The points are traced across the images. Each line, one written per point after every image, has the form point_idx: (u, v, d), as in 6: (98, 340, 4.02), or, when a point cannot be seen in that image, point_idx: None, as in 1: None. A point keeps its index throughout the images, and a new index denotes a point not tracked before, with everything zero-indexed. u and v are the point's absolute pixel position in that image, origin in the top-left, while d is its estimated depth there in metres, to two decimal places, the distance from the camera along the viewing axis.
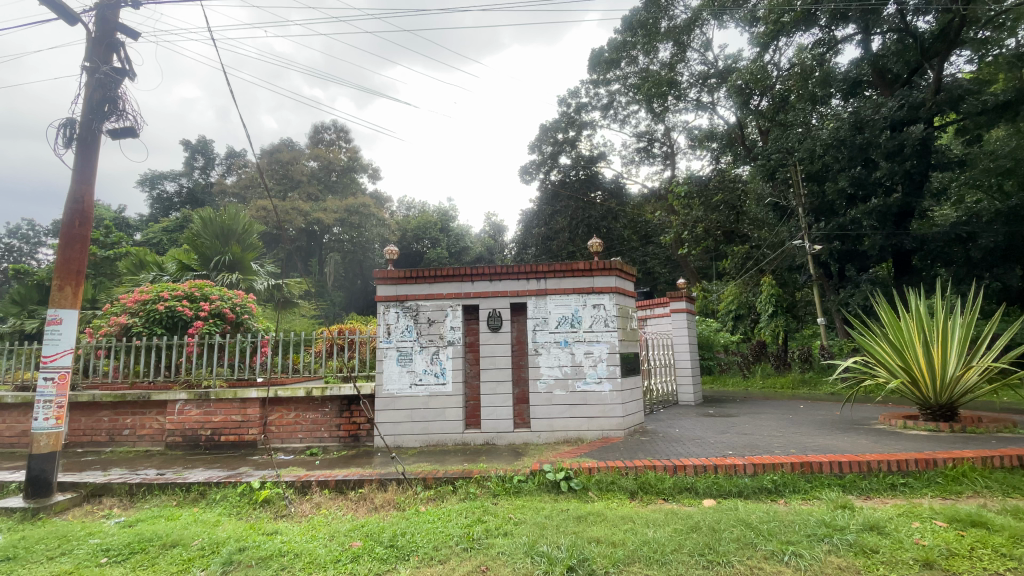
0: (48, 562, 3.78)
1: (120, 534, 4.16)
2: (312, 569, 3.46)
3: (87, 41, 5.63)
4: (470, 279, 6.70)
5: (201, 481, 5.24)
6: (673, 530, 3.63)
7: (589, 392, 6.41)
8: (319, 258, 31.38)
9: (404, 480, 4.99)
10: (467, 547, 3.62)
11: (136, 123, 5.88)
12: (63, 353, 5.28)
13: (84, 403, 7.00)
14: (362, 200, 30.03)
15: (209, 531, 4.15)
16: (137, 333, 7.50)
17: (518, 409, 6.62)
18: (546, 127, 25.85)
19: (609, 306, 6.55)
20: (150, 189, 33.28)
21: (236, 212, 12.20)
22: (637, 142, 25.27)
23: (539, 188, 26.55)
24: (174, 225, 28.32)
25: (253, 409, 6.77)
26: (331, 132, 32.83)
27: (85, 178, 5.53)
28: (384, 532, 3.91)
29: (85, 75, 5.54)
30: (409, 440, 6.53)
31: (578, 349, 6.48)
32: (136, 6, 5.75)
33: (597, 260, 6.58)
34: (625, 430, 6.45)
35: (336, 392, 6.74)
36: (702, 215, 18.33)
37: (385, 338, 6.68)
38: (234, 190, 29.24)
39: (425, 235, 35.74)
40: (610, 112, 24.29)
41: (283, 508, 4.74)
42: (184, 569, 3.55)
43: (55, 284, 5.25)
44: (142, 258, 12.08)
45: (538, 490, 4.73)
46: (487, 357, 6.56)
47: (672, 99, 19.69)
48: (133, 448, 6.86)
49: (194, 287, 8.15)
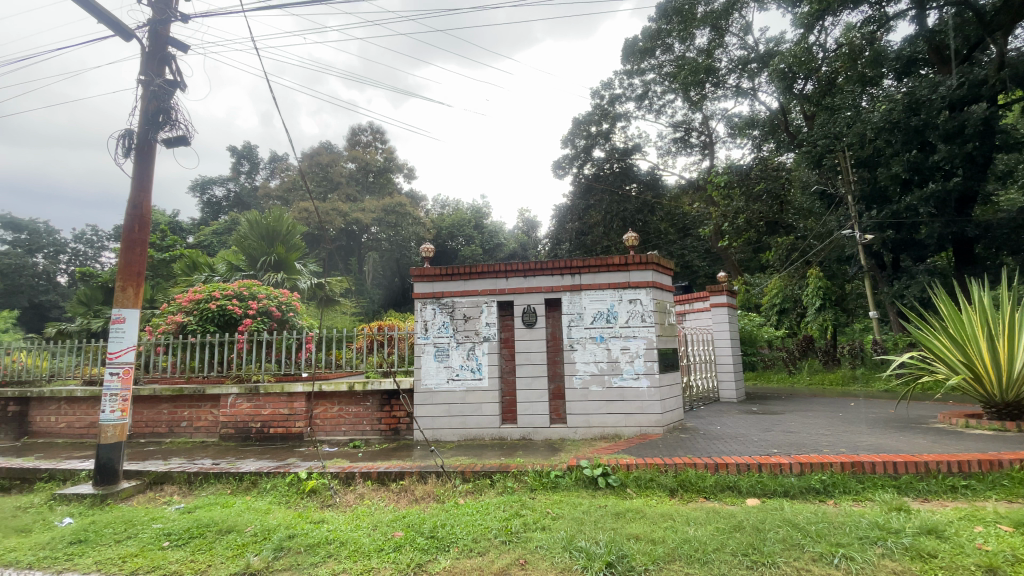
0: (116, 545, 4.07)
1: (181, 519, 4.43)
2: (357, 557, 3.60)
3: (142, 55, 5.96)
4: (505, 275, 6.74)
5: (253, 471, 5.51)
6: (716, 529, 3.55)
7: (628, 388, 6.33)
8: (358, 257, 32.18)
9: (444, 472, 5.11)
10: (506, 540, 3.66)
11: (187, 132, 6.20)
12: (126, 349, 5.64)
13: (146, 396, 7.48)
14: (398, 199, 30.67)
15: (261, 518, 4.36)
16: (192, 331, 7.94)
17: (555, 404, 6.60)
18: (579, 120, 25.45)
19: (646, 301, 6.44)
20: (200, 194, 35.07)
21: (280, 214, 12.66)
22: (674, 132, 24.60)
23: (573, 183, 26.22)
24: (223, 228, 29.75)
25: (299, 403, 7.05)
26: (368, 133, 33.53)
27: (143, 185, 5.88)
28: (425, 523, 4.00)
29: (142, 88, 5.89)
30: (447, 434, 6.65)
31: (615, 345, 6.42)
32: (185, 19, 6.04)
33: (633, 255, 6.48)
34: (664, 427, 6.34)
35: (376, 386, 6.96)
36: (745, 206, 17.29)
37: (423, 334, 6.82)
38: (277, 193, 30.45)
39: (460, 233, 36.13)
40: (645, 102, 23.77)
41: (329, 498, 4.93)
42: (238, 554, 3.74)
43: (119, 285, 5.62)
44: (195, 260, 12.74)
45: (576, 486, 4.73)
46: (523, 352, 6.60)
47: (710, 86, 19.11)
48: (190, 439, 7.27)
49: (243, 286, 8.53)
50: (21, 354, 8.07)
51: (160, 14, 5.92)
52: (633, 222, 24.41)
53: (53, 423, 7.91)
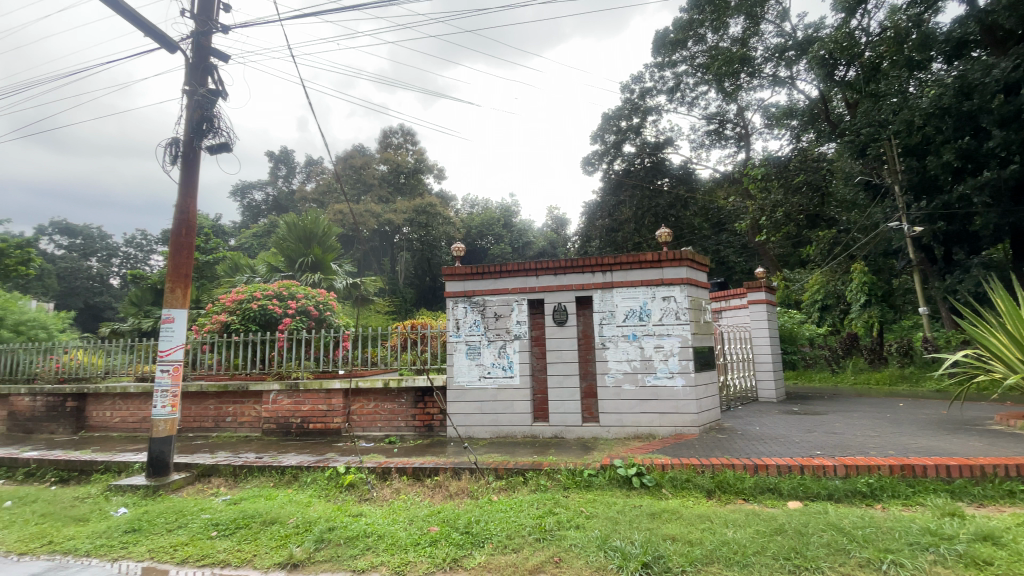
0: (168, 534, 4.29)
1: (227, 510, 4.64)
2: (395, 550, 3.68)
3: (186, 66, 6.24)
4: (535, 274, 6.74)
5: (294, 464, 5.70)
6: (755, 531, 3.46)
7: (662, 387, 6.22)
8: (390, 257, 32.84)
9: (477, 469, 5.15)
10: (540, 537, 3.67)
11: (229, 138, 6.45)
12: (176, 347, 5.93)
13: (193, 392, 7.84)
14: (429, 200, 31.10)
15: (303, 510, 4.52)
16: (235, 330, 8.28)
17: (586, 403, 6.54)
18: (609, 115, 25.12)
19: (680, 298, 6.30)
20: (241, 199, 36.50)
21: (317, 216, 13.03)
22: (708, 125, 23.98)
23: (603, 179, 25.94)
24: (263, 231, 30.86)
25: (337, 399, 7.25)
26: (398, 136, 34.06)
27: (189, 191, 6.15)
28: (459, 518, 4.06)
29: (187, 97, 6.17)
30: (480, 431, 6.71)
31: (648, 344, 6.33)
32: (225, 30, 6.28)
33: (666, 251, 6.35)
34: (700, 427, 6.20)
35: (410, 383, 7.09)
36: (783, 198, 16.46)
37: (455, 333, 6.91)
38: (313, 196, 31.37)
39: (489, 232, 36.46)
40: (676, 95, 23.25)
41: (366, 492, 5.06)
42: (282, 544, 3.89)
43: (169, 287, 5.92)
44: (236, 262, 13.27)
45: (610, 485, 4.69)
46: (555, 350, 6.59)
47: (745, 76, 18.53)
48: (235, 433, 7.58)
49: (283, 287, 8.83)
50: (78, 353, 8.57)
51: (202, 25, 6.18)
52: (665, 217, 23.97)
53: (109, 417, 8.39)
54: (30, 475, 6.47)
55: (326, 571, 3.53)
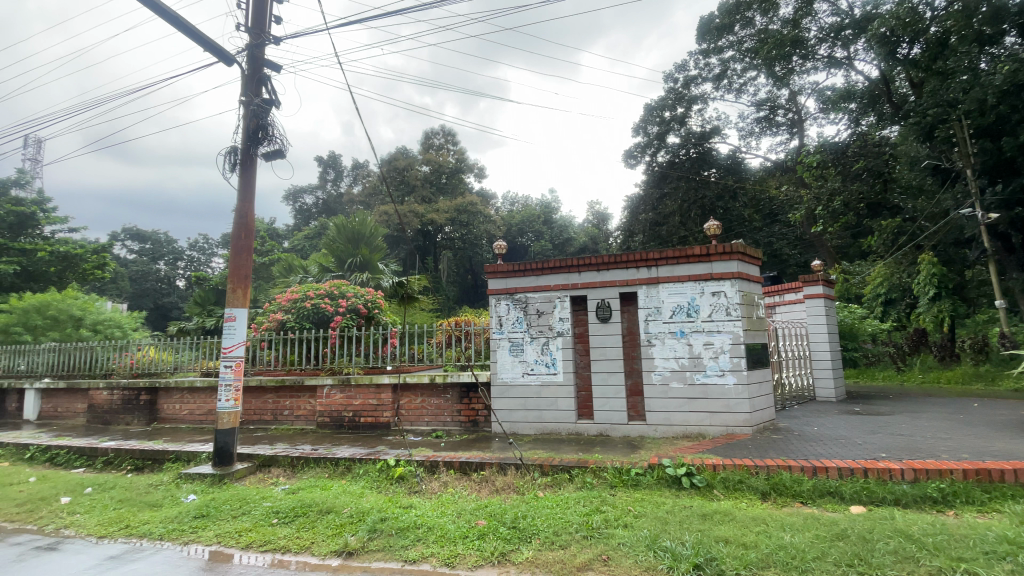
0: (233, 520, 4.57)
1: (286, 499, 4.88)
2: (444, 542, 3.76)
3: (242, 78, 6.58)
4: (578, 270, 6.69)
5: (347, 457, 5.94)
6: (815, 536, 3.30)
7: (712, 385, 6.04)
8: (434, 255, 33.50)
9: (522, 465, 5.19)
10: (587, 535, 3.65)
11: (282, 145, 6.76)
12: (238, 344, 6.28)
13: (253, 386, 8.29)
14: (470, 199, 31.44)
15: (356, 501, 4.70)
16: (291, 327, 8.70)
17: (632, 401, 6.43)
18: (651, 106, 24.52)
19: (731, 293, 6.08)
20: (293, 203, 38.22)
21: (364, 217, 13.45)
22: (757, 112, 23.01)
23: (646, 172, 25.36)
24: (313, 233, 32.19)
25: (386, 394, 7.49)
26: (440, 137, 34.53)
27: (247, 197, 6.49)
28: (506, 513, 4.10)
29: (244, 107, 6.51)
30: (525, 427, 6.74)
31: (697, 340, 6.15)
32: (277, 42, 6.58)
33: (715, 244, 6.15)
34: (753, 427, 5.96)
35: (455, 379, 7.22)
36: (841, 185, 15.24)
37: (498, 330, 6.98)
38: (360, 199, 32.42)
39: (529, 229, 36.59)
40: (723, 82, 22.43)
41: (415, 484, 5.20)
42: (337, 533, 4.06)
43: (230, 287, 6.28)
44: (290, 264, 13.90)
45: (658, 484, 4.61)
46: (598, 347, 6.52)
47: (798, 59, 17.62)
48: (292, 426, 7.96)
49: (334, 286, 9.18)
50: (150, 350, 9.24)
51: (255, 38, 6.49)
52: (712, 209, 23.17)
53: (179, 410, 9.00)
54: (109, 464, 7.03)
55: (379, 560, 3.66)
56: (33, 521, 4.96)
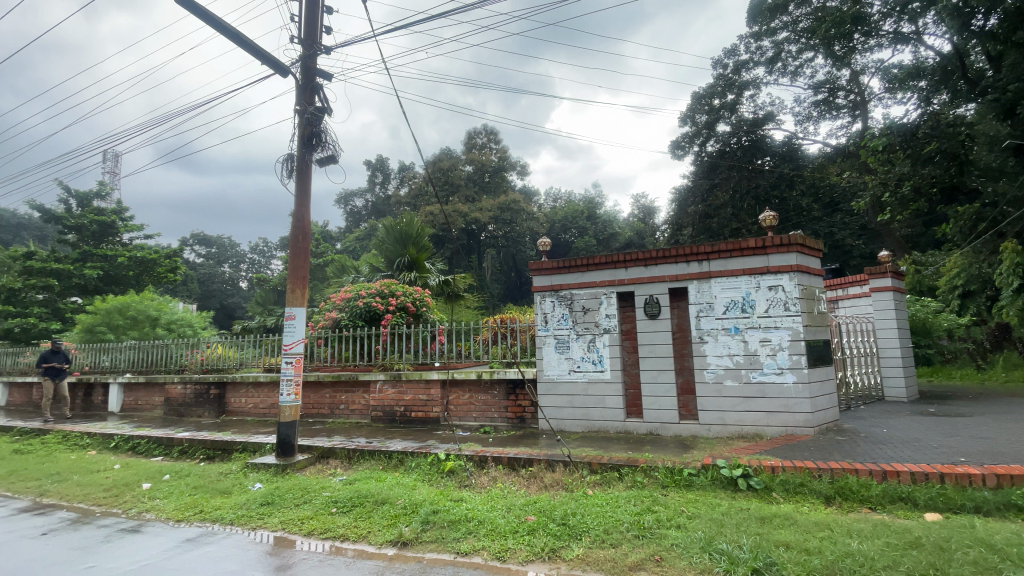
0: (296, 508, 4.83)
1: (344, 490, 5.10)
2: (495, 536, 3.82)
3: (296, 88, 6.90)
4: (624, 266, 6.58)
5: (400, 450, 6.15)
6: (885, 543, 3.11)
7: (769, 384, 5.79)
8: (478, 254, 33.92)
9: (571, 462, 5.18)
10: (639, 534, 3.60)
11: (335, 151, 7.05)
12: (297, 342, 6.60)
13: (311, 382, 8.71)
14: (513, 196, 31.65)
15: (409, 493, 4.85)
16: (345, 325, 9.06)
17: (684, 400, 6.27)
18: (699, 94, 23.70)
19: (789, 287, 5.80)
20: (344, 206, 39.76)
21: (411, 218, 13.74)
22: (815, 95, 21.77)
23: (694, 162, 24.52)
24: (363, 234, 33.37)
25: (435, 389, 7.68)
26: (483, 136, 34.78)
27: (304, 202, 6.81)
28: (556, 510, 4.11)
29: (298, 116, 6.81)
30: (572, 424, 6.73)
31: (752, 337, 5.92)
32: (328, 52, 6.85)
33: (771, 236, 5.88)
34: (814, 428, 5.67)
35: (502, 375, 7.29)
36: (911, 169, 13.87)
37: (543, 327, 6.99)
38: (406, 200, 33.27)
39: (573, 225, 36.31)
40: (777, 65, 21.34)
41: (465, 478, 5.31)
42: (393, 524, 4.20)
43: (290, 288, 6.61)
44: (343, 264, 14.47)
45: (712, 485, 4.47)
46: (647, 344, 6.40)
47: (860, 37, 16.51)
48: (347, 419, 8.31)
49: (384, 285, 9.47)
50: (218, 347, 9.88)
51: (308, 49, 6.79)
52: (767, 199, 22.14)
53: (244, 403, 9.58)
54: (184, 453, 7.59)
55: (433, 551, 3.76)
56: (118, 505, 5.43)
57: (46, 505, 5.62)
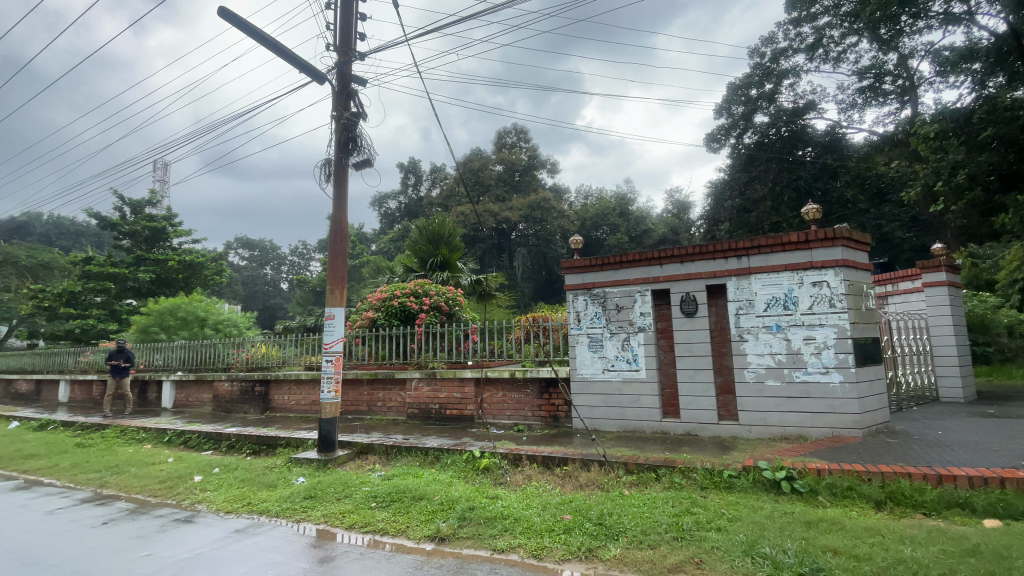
0: (338, 502, 4.99)
1: (382, 485, 5.23)
2: (531, 534, 3.84)
3: (333, 94, 7.10)
4: (660, 263, 6.48)
5: (436, 447, 6.25)
6: (940, 551, 2.96)
7: (814, 384, 5.58)
8: (509, 253, 34.02)
9: (607, 462, 5.14)
10: (678, 536, 3.55)
11: (370, 155, 7.21)
12: (337, 341, 6.80)
13: (350, 379, 8.96)
14: (543, 195, 31.58)
15: (446, 489, 4.93)
16: (381, 325, 9.28)
17: (723, 400, 6.12)
18: (736, 85, 23.02)
19: (834, 283, 5.57)
20: (378, 208, 40.63)
21: (443, 219, 13.89)
22: (859, 81, 20.79)
23: (730, 155, 23.80)
24: (397, 236, 34.01)
25: (469, 388, 7.76)
26: (513, 135, 34.80)
27: (342, 205, 7.00)
28: (592, 510, 4.09)
29: (335, 122, 7.01)
30: (607, 424, 6.67)
31: (795, 335, 5.72)
32: (362, 58, 7.02)
33: (814, 230, 5.67)
34: (863, 430, 5.43)
35: (535, 374, 7.30)
36: (966, 157, 12.33)
37: (576, 325, 6.96)
38: (438, 201, 33.70)
39: (604, 222, 35.93)
40: (818, 52, 20.48)
41: (500, 476, 5.35)
42: (430, 519, 4.28)
43: (329, 289, 6.82)
44: (378, 265, 14.78)
45: (754, 488, 4.35)
46: (683, 342, 6.28)
47: (907, 19, 15.65)
48: (384, 416, 8.51)
49: (418, 284, 9.63)
50: (261, 346, 10.28)
51: (344, 56, 6.97)
52: (808, 191, 21.31)
53: (287, 400, 9.95)
54: (232, 447, 7.95)
55: (470, 547, 3.81)
56: (172, 496, 5.74)
57: (108, 496, 5.99)
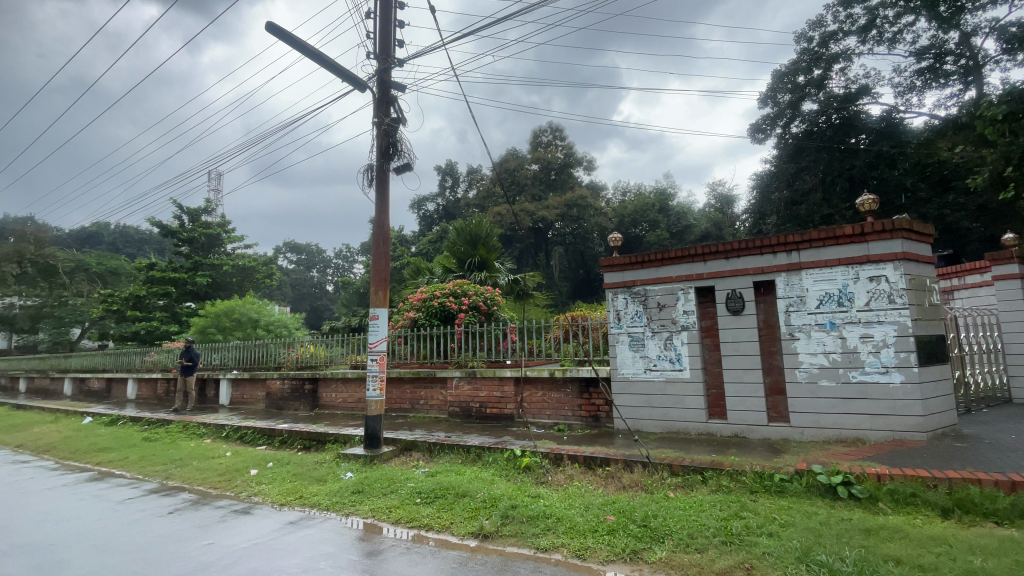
0: (384, 497, 5.14)
1: (426, 481, 5.36)
2: (574, 534, 3.83)
3: (374, 101, 7.30)
4: (703, 259, 6.31)
5: (477, 445, 6.33)
6: (1015, 563, 2.76)
7: (873, 385, 5.29)
8: (546, 251, 33.95)
9: (650, 464, 5.06)
10: (727, 540, 3.45)
11: (410, 159, 7.37)
12: (381, 340, 6.99)
13: (393, 378, 9.20)
14: (580, 193, 31.30)
15: (488, 487, 4.98)
16: (422, 325, 9.47)
17: (773, 401, 5.89)
18: (781, 73, 22.09)
19: (894, 277, 5.27)
20: (417, 211, 41.43)
21: (480, 219, 14.00)
22: (918, 63, 19.47)
23: (777, 146, 22.84)
24: (435, 237, 34.59)
25: (509, 387, 7.81)
26: (548, 134, 34.63)
27: (383, 209, 7.19)
28: (636, 511, 4.04)
29: (376, 128, 7.21)
30: (649, 425, 6.55)
31: (851, 333, 5.44)
32: (401, 65, 7.19)
33: (870, 222, 5.37)
34: (928, 434, 5.10)
35: (574, 374, 7.26)
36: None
37: (616, 324, 6.87)
38: (475, 202, 34.06)
39: (644, 219, 35.27)
40: (870, 34, 19.35)
41: (542, 475, 5.35)
42: (474, 516, 4.34)
43: (373, 290, 7.02)
44: (418, 267, 15.07)
45: (808, 493, 4.16)
46: (729, 341, 6.09)
47: None
48: (426, 414, 8.68)
49: (457, 285, 9.77)
50: (310, 346, 10.70)
51: (383, 63, 7.16)
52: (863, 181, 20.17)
53: (334, 398, 10.32)
54: (284, 443, 8.32)
55: (513, 545, 3.85)
56: (231, 488, 6.08)
57: (172, 487, 6.40)
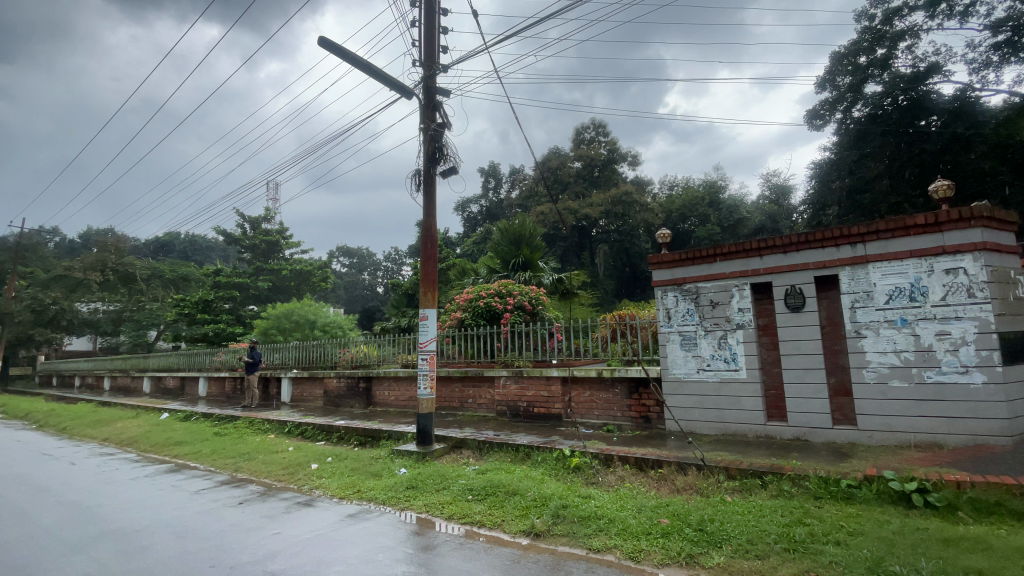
0: (437, 493, 5.28)
1: (477, 478, 5.46)
2: (627, 536, 3.79)
3: (420, 107, 7.49)
4: (758, 254, 6.06)
5: (526, 445, 6.37)
6: None
7: (951, 385, 4.91)
8: (591, 249, 33.60)
9: (705, 466, 4.92)
10: (789, 548, 3.31)
11: (455, 162, 7.51)
12: (430, 340, 7.17)
13: (442, 377, 9.41)
14: (625, 189, 30.76)
15: (539, 486, 5.00)
16: (469, 324, 9.64)
17: (838, 402, 5.58)
18: (841, 54, 20.83)
19: (973, 269, 4.88)
20: (462, 212, 42.07)
21: (524, 219, 14.04)
22: (995, 36, 17.78)
23: (836, 132, 21.55)
24: (480, 238, 35.01)
25: (556, 386, 7.81)
26: (591, 130, 34.22)
27: (430, 212, 7.37)
28: (691, 514, 3.95)
29: (422, 133, 7.41)
30: (703, 426, 6.35)
31: (925, 330, 5.07)
32: (445, 71, 7.34)
33: (945, 210, 4.98)
34: (1015, 439, 4.69)
35: (623, 373, 7.15)
36: None
37: (666, 323, 6.72)
38: (518, 202, 34.21)
39: (692, 213, 34.19)
40: (939, 8, 17.88)
41: (592, 476, 5.32)
42: (525, 515, 4.37)
43: (422, 291, 7.20)
44: (464, 268, 15.30)
45: (879, 500, 3.91)
46: (788, 339, 5.82)
47: None
48: (475, 412, 8.82)
49: (502, 285, 9.86)
50: (362, 346, 11.11)
51: (428, 70, 7.34)
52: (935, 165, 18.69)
53: (387, 396, 10.67)
54: (341, 439, 8.70)
55: (565, 544, 3.86)
56: (295, 481, 6.43)
57: (241, 479, 6.83)
